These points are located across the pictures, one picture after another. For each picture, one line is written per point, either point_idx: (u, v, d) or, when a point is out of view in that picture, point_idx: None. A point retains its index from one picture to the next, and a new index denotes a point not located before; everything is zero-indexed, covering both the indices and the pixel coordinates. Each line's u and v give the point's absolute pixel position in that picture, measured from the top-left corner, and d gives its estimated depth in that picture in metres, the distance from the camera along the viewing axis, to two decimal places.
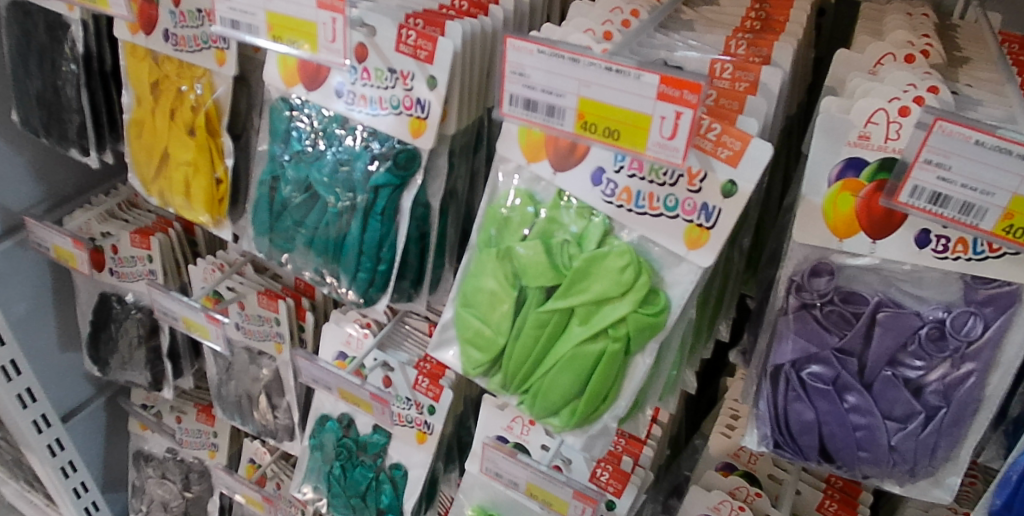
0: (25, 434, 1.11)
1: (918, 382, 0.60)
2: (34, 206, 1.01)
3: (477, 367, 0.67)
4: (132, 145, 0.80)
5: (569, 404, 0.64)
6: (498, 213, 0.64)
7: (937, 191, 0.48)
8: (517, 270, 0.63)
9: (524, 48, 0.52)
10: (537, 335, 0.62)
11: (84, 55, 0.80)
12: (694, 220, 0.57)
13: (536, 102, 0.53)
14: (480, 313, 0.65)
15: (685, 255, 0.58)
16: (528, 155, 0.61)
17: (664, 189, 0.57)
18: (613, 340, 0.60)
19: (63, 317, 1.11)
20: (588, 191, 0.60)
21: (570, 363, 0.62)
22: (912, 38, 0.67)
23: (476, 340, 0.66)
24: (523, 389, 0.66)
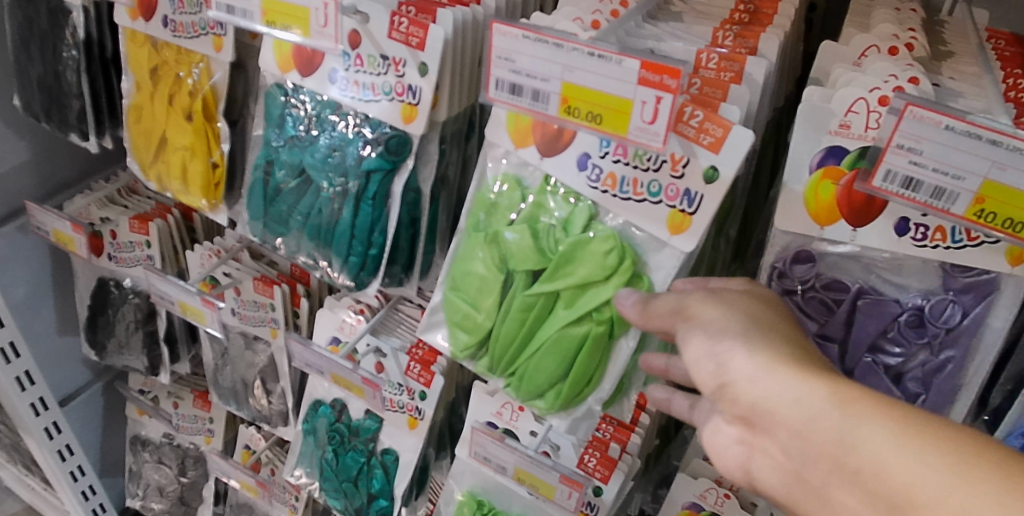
0: (23, 416, 1.12)
1: (898, 369, 0.63)
2: (35, 191, 1.03)
3: (465, 349, 0.68)
4: (131, 130, 0.81)
5: (554, 387, 0.65)
6: (486, 198, 0.65)
7: (909, 176, 0.49)
8: (504, 254, 0.64)
9: (509, 34, 0.53)
10: (522, 319, 0.64)
11: (85, 40, 0.81)
12: (677, 205, 0.58)
13: (520, 88, 0.54)
14: (469, 297, 0.67)
15: (668, 240, 0.59)
16: (515, 142, 0.62)
17: (648, 174, 0.58)
18: (597, 323, 0.62)
19: (62, 301, 1.13)
20: (574, 177, 0.61)
21: (554, 346, 0.63)
22: (897, 32, 0.68)
23: (465, 323, 0.67)
24: (509, 373, 0.68)
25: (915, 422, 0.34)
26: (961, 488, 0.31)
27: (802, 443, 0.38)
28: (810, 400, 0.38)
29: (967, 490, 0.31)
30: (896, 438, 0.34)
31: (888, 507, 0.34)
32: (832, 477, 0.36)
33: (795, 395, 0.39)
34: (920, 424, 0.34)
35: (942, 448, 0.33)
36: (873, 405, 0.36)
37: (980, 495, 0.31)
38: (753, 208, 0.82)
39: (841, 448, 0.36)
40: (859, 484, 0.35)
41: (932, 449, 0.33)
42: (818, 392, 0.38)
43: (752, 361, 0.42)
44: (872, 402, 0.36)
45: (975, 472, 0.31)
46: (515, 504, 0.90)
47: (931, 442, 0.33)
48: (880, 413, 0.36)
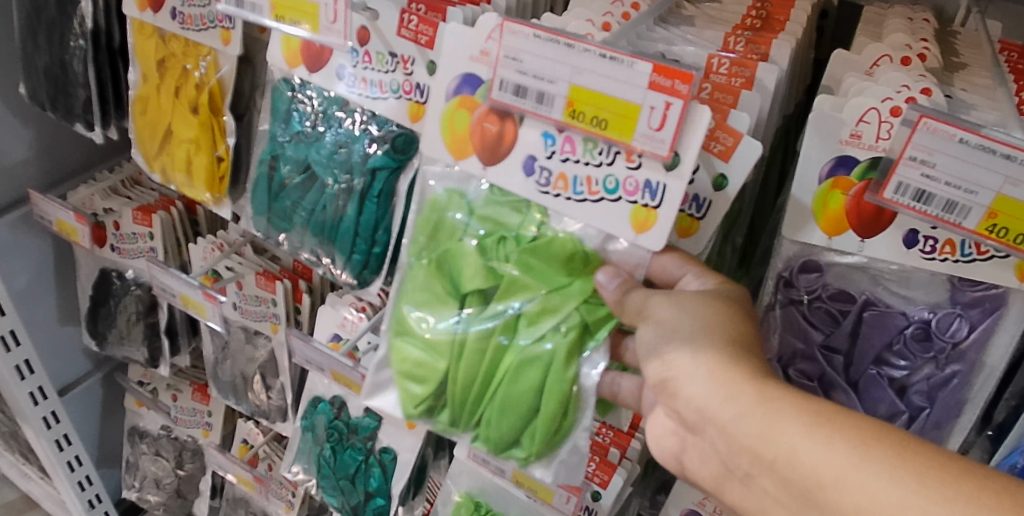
0: (21, 405, 1.11)
1: (903, 382, 0.63)
2: (38, 178, 1.02)
3: (418, 406, 0.64)
4: (136, 121, 0.81)
5: (528, 428, 0.61)
6: (432, 217, 0.63)
7: (921, 189, 0.49)
8: (454, 278, 0.62)
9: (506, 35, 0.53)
10: (482, 348, 0.60)
11: (92, 30, 0.80)
12: (638, 200, 0.54)
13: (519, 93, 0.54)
14: (420, 343, 0.63)
15: (634, 240, 0.55)
16: (453, 153, 0.60)
17: (602, 170, 0.54)
18: (563, 336, 0.58)
19: (63, 290, 1.12)
20: (522, 181, 0.58)
21: (521, 371, 0.59)
22: (909, 42, 0.68)
23: (416, 371, 0.63)
24: (474, 424, 0.63)
25: (826, 418, 0.42)
26: (861, 469, 0.39)
27: (727, 443, 0.47)
28: (741, 402, 0.45)
29: (862, 470, 0.39)
30: (808, 430, 0.42)
31: (803, 489, 0.42)
32: (755, 468, 0.45)
33: (725, 394, 0.46)
34: (831, 417, 0.42)
35: (847, 436, 0.41)
36: (793, 403, 0.44)
37: (873, 475, 0.39)
38: (759, 216, 0.81)
39: (762, 443, 0.44)
40: (777, 472, 0.44)
41: (838, 439, 0.41)
42: (746, 392, 0.45)
43: (695, 359, 0.48)
44: (789, 400, 0.44)
45: (873, 458, 0.39)
46: (513, 506, 0.89)
47: (838, 435, 0.41)
48: (796, 410, 0.44)
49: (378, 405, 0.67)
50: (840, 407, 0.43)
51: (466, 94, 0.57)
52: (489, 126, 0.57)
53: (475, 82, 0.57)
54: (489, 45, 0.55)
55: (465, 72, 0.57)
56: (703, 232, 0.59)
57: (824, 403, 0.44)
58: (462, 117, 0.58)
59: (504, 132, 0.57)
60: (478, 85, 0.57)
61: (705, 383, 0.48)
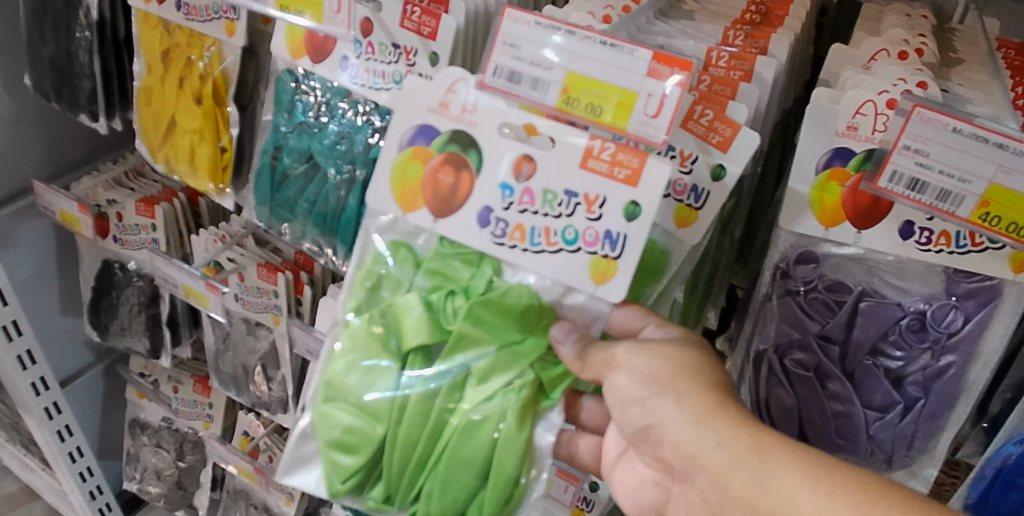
0: (24, 396, 1.11)
1: (898, 372, 0.63)
2: (41, 169, 1.03)
3: (346, 480, 0.60)
4: (140, 112, 0.81)
5: (475, 501, 0.58)
6: (375, 269, 0.62)
7: (916, 177, 0.49)
8: (395, 336, 0.60)
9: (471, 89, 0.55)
10: (425, 411, 0.58)
11: (98, 21, 0.81)
12: (598, 250, 0.54)
13: (481, 144, 0.55)
14: (354, 407, 0.60)
15: (593, 292, 0.54)
16: (403, 206, 0.58)
17: (561, 221, 0.54)
18: (517, 394, 0.57)
19: (66, 281, 1.13)
20: (475, 233, 0.56)
21: (467, 437, 0.57)
22: (907, 37, 0.69)
23: (345, 440, 0.60)
24: (413, 499, 0.60)
25: (825, 473, 0.44)
26: None
27: (723, 495, 0.47)
28: (736, 451, 0.47)
29: None
30: (807, 484, 0.44)
31: None
32: None
33: (716, 441, 0.48)
34: (829, 471, 0.44)
35: (849, 492, 0.42)
36: (790, 456, 0.45)
37: None
38: (758, 209, 0.82)
39: (760, 496, 0.45)
40: None
41: (839, 493, 0.42)
42: (740, 440, 0.47)
43: (680, 407, 0.50)
44: (783, 451, 0.46)
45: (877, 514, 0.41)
46: None
47: (840, 490, 0.42)
48: (794, 464, 0.45)
49: (298, 482, 0.62)
50: (835, 461, 0.45)
51: (420, 145, 0.57)
52: (445, 178, 0.56)
53: (431, 133, 0.57)
54: (450, 96, 0.56)
55: (421, 122, 0.57)
56: (701, 222, 0.59)
57: (818, 457, 0.45)
58: (415, 168, 0.57)
59: (458, 184, 0.56)
60: (433, 135, 0.56)
61: (697, 433, 0.49)
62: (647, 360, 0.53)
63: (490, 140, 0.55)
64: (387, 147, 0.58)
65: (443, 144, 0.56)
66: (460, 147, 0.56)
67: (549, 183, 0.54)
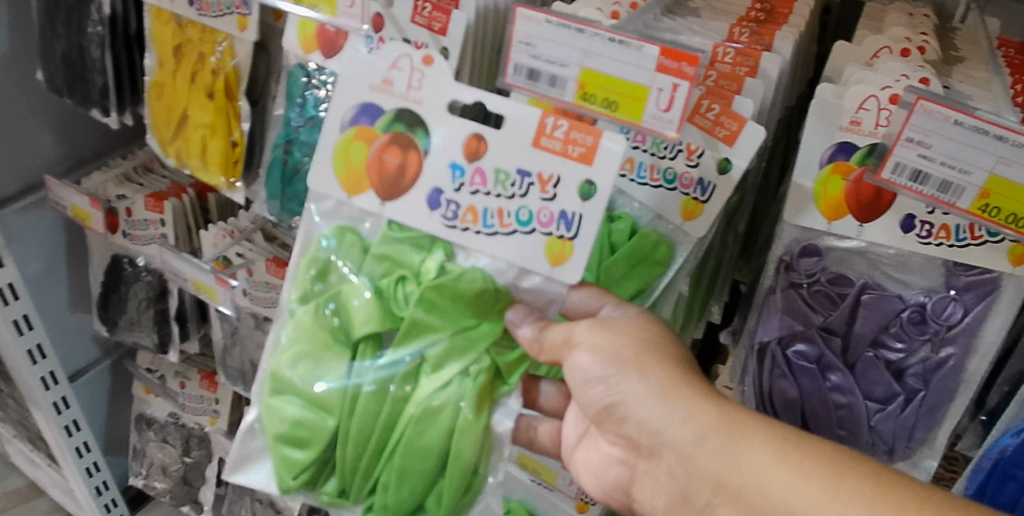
0: (33, 390, 1.12)
1: (899, 364, 0.64)
2: (54, 165, 1.04)
3: (299, 473, 0.61)
4: (152, 107, 0.82)
5: (434, 490, 0.60)
6: (319, 258, 0.63)
7: (917, 168, 0.51)
8: (347, 325, 0.62)
9: (413, 67, 0.57)
10: (378, 400, 0.60)
11: (110, 17, 0.82)
12: (553, 231, 0.55)
13: (426, 123, 0.57)
14: (306, 397, 0.61)
15: (550, 274, 0.56)
16: (348, 189, 0.60)
17: (514, 202, 0.56)
18: (473, 380, 0.58)
19: (74, 277, 1.14)
20: (426, 216, 0.58)
21: (421, 426, 0.58)
22: (909, 35, 0.70)
23: (296, 432, 0.61)
24: (369, 491, 0.61)
25: (795, 448, 0.45)
26: (839, 500, 0.41)
27: (693, 473, 0.47)
28: (703, 426, 0.47)
29: (841, 499, 0.41)
30: (778, 458, 0.44)
31: None
32: (717, 497, 0.46)
33: (684, 416, 0.48)
34: (797, 442, 0.45)
35: (818, 464, 0.43)
36: (757, 429, 0.46)
37: (855, 506, 0.41)
38: (761, 205, 0.83)
39: (729, 471, 0.46)
40: (743, 500, 0.45)
41: (810, 467, 0.43)
42: (708, 414, 0.47)
43: (646, 382, 0.50)
44: (752, 425, 0.46)
45: (849, 486, 0.42)
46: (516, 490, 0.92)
47: (809, 463, 0.43)
48: (760, 436, 0.46)
49: (249, 478, 0.64)
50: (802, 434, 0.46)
51: (363, 124, 0.59)
52: (391, 159, 0.58)
53: (375, 112, 0.58)
54: (393, 74, 0.57)
55: (363, 101, 0.58)
56: (708, 213, 0.60)
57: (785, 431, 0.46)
58: (359, 149, 0.59)
59: (405, 164, 0.58)
60: (377, 115, 0.58)
61: (663, 409, 0.49)
62: (608, 338, 0.53)
63: (438, 119, 0.57)
64: (328, 128, 0.59)
65: (387, 124, 0.58)
66: (406, 126, 0.58)
67: (501, 163, 0.55)
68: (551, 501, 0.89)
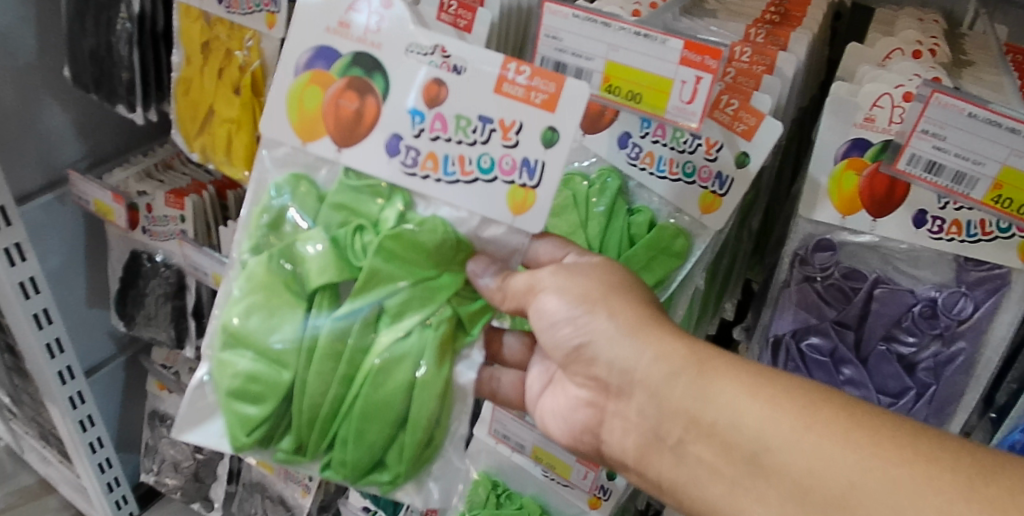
0: (50, 384, 1.13)
1: (911, 359, 0.66)
2: (79, 161, 1.06)
3: (253, 429, 0.63)
4: (178, 102, 0.84)
5: (395, 442, 0.64)
6: (274, 209, 0.65)
7: (933, 160, 0.52)
8: (301, 278, 0.64)
9: (371, 10, 0.57)
10: (334, 357, 0.62)
11: (139, 14, 0.84)
12: (515, 180, 0.56)
13: (384, 67, 0.57)
14: (259, 351, 0.63)
15: (512, 223, 0.58)
16: (302, 136, 0.61)
17: (475, 149, 0.57)
18: (433, 330, 0.62)
19: (93, 272, 1.16)
20: (384, 163, 0.59)
21: (381, 379, 0.62)
22: (920, 38, 0.72)
23: (250, 388, 0.63)
24: (327, 443, 0.64)
25: (767, 383, 0.48)
26: (810, 433, 0.45)
27: (661, 408, 0.52)
28: (681, 369, 0.51)
29: (812, 432, 0.45)
30: (749, 392, 0.49)
31: (748, 454, 0.48)
32: (691, 435, 0.51)
33: (655, 354, 0.53)
34: (770, 381, 0.49)
35: (788, 398, 0.47)
36: (730, 369, 0.50)
37: (827, 437, 0.45)
38: (774, 204, 0.85)
39: (702, 407, 0.50)
40: (717, 436, 0.49)
41: (783, 400, 0.47)
42: (680, 351, 0.52)
43: (612, 322, 0.55)
44: (722, 365, 0.51)
45: (820, 419, 0.45)
46: (528, 485, 0.92)
47: (782, 397, 0.47)
48: (733, 375, 0.50)
49: (201, 434, 0.66)
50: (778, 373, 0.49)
51: (319, 68, 0.59)
52: (348, 105, 0.58)
53: (332, 56, 0.59)
54: (350, 17, 0.58)
55: (320, 44, 0.59)
56: (727, 206, 0.62)
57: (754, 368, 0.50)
58: (315, 93, 0.59)
59: (363, 110, 0.58)
60: (334, 59, 0.58)
61: (631, 347, 0.54)
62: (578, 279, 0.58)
63: (395, 63, 0.57)
64: (284, 71, 0.60)
65: (344, 68, 0.58)
66: (362, 71, 0.58)
67: (462, 109, 0.56)
68: (564, 495, 0.90)
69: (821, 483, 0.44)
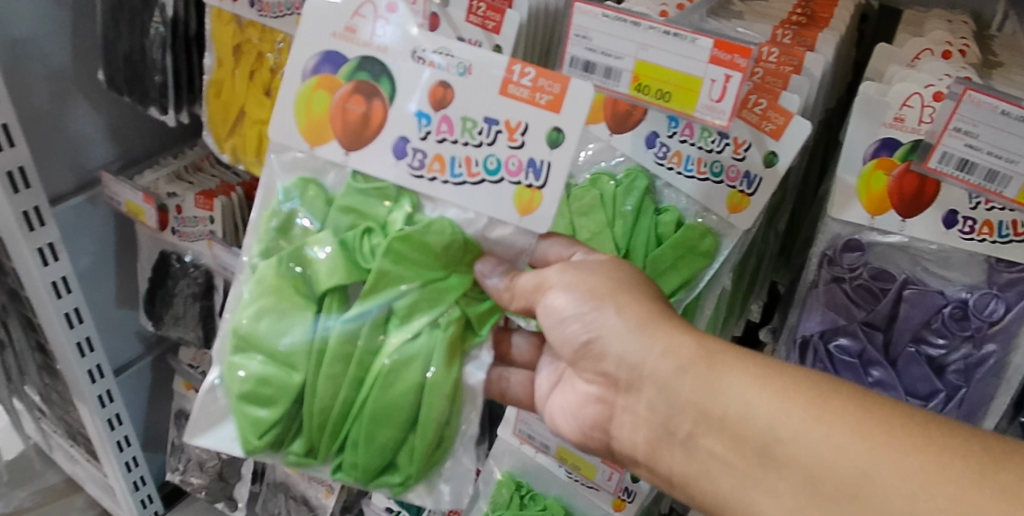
0: (80, 383, 1.15)
1: (941, 361, 0.65)
2: (111, 163, 1.08)
3: (263, 434, 0.63)
4: (209, 104, 0.86)
5: (406, 444, 0.64)
6: (283, 214, 0.66)
7: (965, 158, 0.52)
8: (312, 282, 0.65)
9: (376, 14, 0.59)
10: (344, 361, 0.63)
11: (172, 19, 0.86)
12: (521, 180, 0.58)
13: (391, 71, 0.59)
14: (270, 353, 0.64)
15: (519, 223, 0.59)
16: (310, 140, 0.62)
17: (482, 150, 0.58)
18: (442, 330, 0.63)
19: (122, 273, 1.18)
20: (391, 165, 0.60)
21: (390, 380, 0.62)
22: (949, 39, 0.71)
23: (261, 392, 0.63)
24: (338, 446, 0.65)
25: (776, 374, 0.49)
26: (821, 423, 0.46)
27: (672, 402, 0.53)
28: (689, 364, 0.52)
29: (823, 421, 0.46)
30: (758, 382, 0.49)
31: (758, 443, 0.48)
32: (701, 428, 0.51)
33: (663, 347, 0.53)
34: (779, 372, 0.49)
35: (799, 390, 0.48)
36: (738, 361, 0.51)
37: (838, 426, 0.45)
38: (800, 206, 0.85)
39: (711, 399, 0.50)
40: (727, 428, 0.49)
41: (793, 391, 0.48)
42: (687, 343, 0.52)
43: (619, 317, 0.56)
44: (730, 358, 0.51)
45: (831, 408, 0.46)
46: (552, 486, 0.92)
47: (791, 387, 0.48)
48: (740, 367, 0.50)
49: (213, 439, 0.67)
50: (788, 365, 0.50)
51: (326, 72, 0.60)
52: (355, 108, 0.60)
53: (338, 61, 0.60)
54: (356, 22, 0.59)
55: (326, 49, 0.60)
56: (755, 206, 0.62)
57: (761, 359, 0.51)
58: (322, 97, 0.61)
59: (370, 113, 0.60)
60: (340, 63, 0.60)
61: (635, 340, 0.55)
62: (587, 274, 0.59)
63: (401, 67, 0.59)
64: (290, 76, 0.61)
65: (350, 73, 0.60)
66: (368, 75, 0.60)
67: (468, 111, 0.58)
68: (587, 497, 0.90)
69: (831, 470, 0.44)
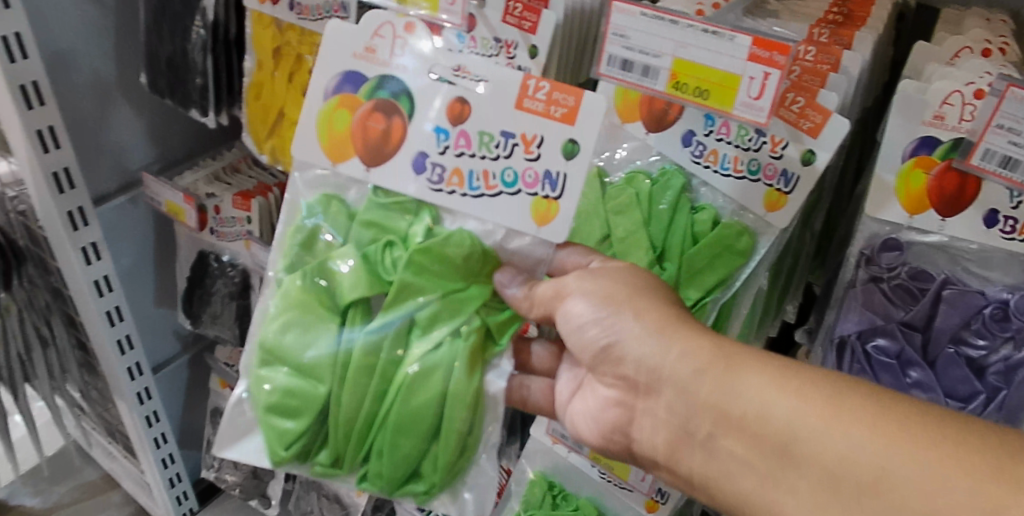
0: (120, 380, 1.17)
1: (981, 362, 0.63)
2: (152, 164, 1.11)
3: (290, 445, 0.65)
4: (248, 105, 0.88)
5: (429, 453, 0.65)
6: (307, 229, 0.68)
7: (1007, 155, 0.53)
8: (336, 295, 0.66)
9: (394, 35, 0.61)
10: (368, 371, 0.64)
11: (213, 22, 0.88)
12: (538, 191, 0.59)
13: (409, 89, 0.61)
14: (296, 362, 0.65)
15: (537, 233, 0.60)
16: (332, 158, 0.63)
17: (499, 163, 0.59)
18: (463, 340, 0.63)
19: (161, 272, 1.20)
20: (411, 180, 0.61)
21: (412, 390, 0.63)
22: (989, 37, 0.71)
23: (289, 401, 0.65)
24: (362, 455, 0.66)
25: (794, 375, 0.49)
26: (841, 425, 0.46)
27: (691, 404, 0.53)
28: (707, 369, 0.52)
29: (843, 420, 0.46)
30: (776, 383, 0.49)
31: (776, 443, 0.48)
32: (721, 430, 0.51)
33: (679, 353, 0.54)
34: (797, 373, 0.49)
35: (816, 392, 0.48)
36: (756, 363, 0.51)
37: (858, 425, 0.45)
38: (836, 205, 0.84)
39: (728, 401, 0.51)
40: (746, 429, 0.49)
41: (811, 391, 0.48)
42: (705, 348, 0.53)
43: (638, 323, 0.56)
44: (748, 360, 0.51)
45: (851, 407, 0.46)
46: (584, 486, 0.92)
47: (809, 387, 0.48)
48: (759, 369, 0.51)
49: (238, 453, 0.67)
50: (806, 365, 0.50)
51: (346, 92, 0.62)
52: (375, 125, 0.61)
53: (358, 80, 0.62)
54: (376, 42, 0.61)
55: (347, 69, 0.62)
56: (791, 206, 0.62)
57: (778, 361, 0.51)
58: (342, 116, 0.62)
59: (390, 130, 0.61)
60: (361, 83, 0.61)
61: (658, 346, 0.55)
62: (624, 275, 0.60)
63: (418, 85, 0.60)
64: (311, 98, 0.63)
65: (370, 92, 0.61)
66: (387, 93, 0.61)
67: (485, 126, 0.59)
68: (620, 498, 0.90)
69: (850, 470, 0.44)
